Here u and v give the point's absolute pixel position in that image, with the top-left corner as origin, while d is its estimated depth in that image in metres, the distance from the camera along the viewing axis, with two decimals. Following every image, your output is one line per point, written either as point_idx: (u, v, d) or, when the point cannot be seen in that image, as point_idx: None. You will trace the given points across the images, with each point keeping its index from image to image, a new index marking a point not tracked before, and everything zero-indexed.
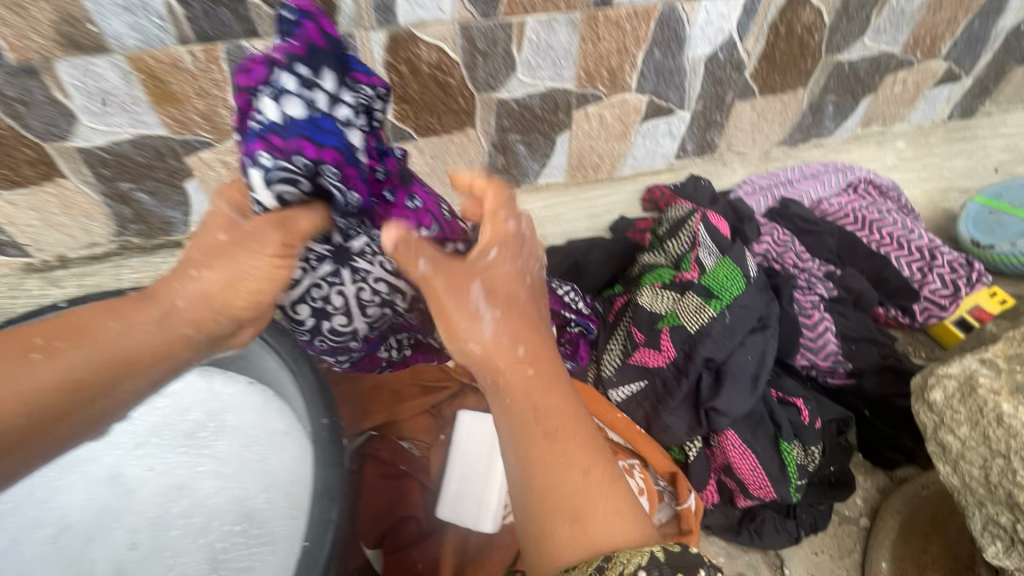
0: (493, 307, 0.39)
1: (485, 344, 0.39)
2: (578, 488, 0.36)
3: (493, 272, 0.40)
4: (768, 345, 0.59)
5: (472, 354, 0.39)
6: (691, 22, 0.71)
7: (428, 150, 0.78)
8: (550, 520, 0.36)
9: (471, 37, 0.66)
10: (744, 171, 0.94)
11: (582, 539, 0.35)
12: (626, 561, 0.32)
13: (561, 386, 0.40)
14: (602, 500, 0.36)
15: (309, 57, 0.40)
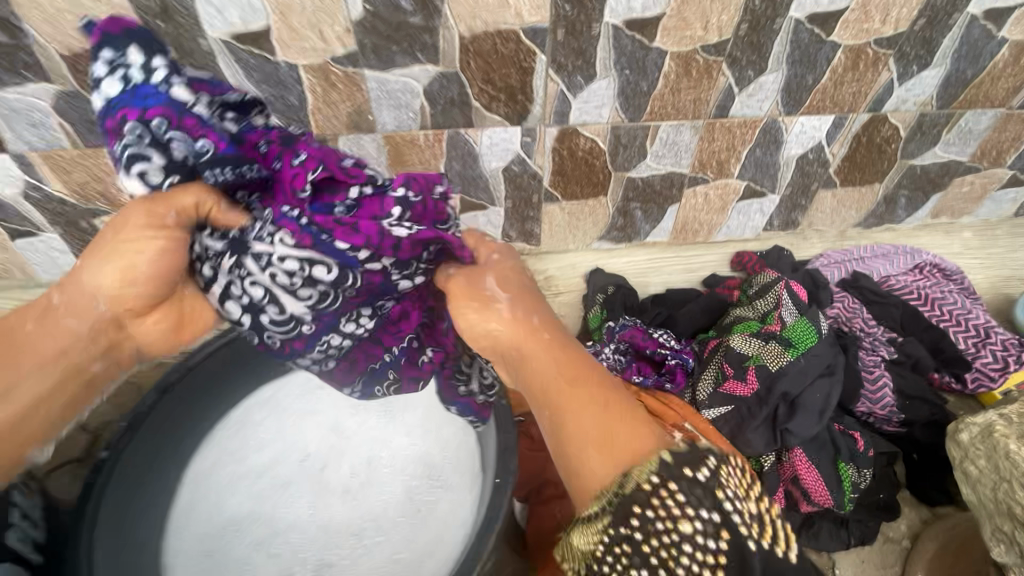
0: (504, 297, 0.62)
1: (508, 331, 0.59)
2: (594, 419, 0.52)
3: (489, 270, 0.64)
4: (833, 387, 0.76)
5: (495, 331, 0.59)
6: (789, 131, 0.91)
7: (568, 210, 1.01)
8: (584, 446, 0.51)
9: (618, 134, 0.89)
10: (821, 245, 1.12)
11: (603, 451, 0.51)
12: (640, 470, 0.49)
13: (560, 353, 0.58)
14: (614, 427, 0.52)
15: (111, 42, 0.51)
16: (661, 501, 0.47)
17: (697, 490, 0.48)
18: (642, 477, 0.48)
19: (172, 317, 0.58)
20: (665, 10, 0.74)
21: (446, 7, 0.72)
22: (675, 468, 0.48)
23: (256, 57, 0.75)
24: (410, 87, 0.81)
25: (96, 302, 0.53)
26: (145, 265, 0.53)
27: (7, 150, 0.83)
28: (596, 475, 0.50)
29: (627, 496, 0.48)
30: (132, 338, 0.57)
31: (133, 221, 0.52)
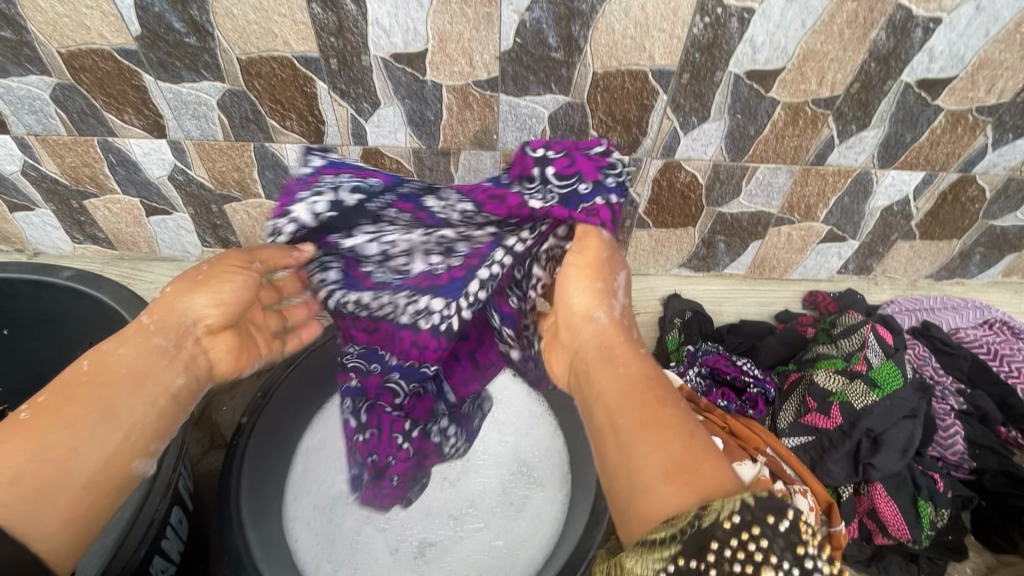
0: (600, 283, 0.56)
1: (600, 327, 0.53)
2: (666, 428, 0.41)
3: (587, 248, 0.56)
4: (915, 429, 0.81)
5: (599, 320, 0.54)
6: (880, 182, 0.96)
7: (656, 236, 1.07)
8: (653, 467, 0.39)
9: (718, 171, 0.95)
10: (892, 292, 1.16)
11: (678, 477, 0.38)
12: (721, 503, 0.36)
13: (645, 360, 0.50)
14: (692, 448, 0.40)
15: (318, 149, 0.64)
16: (742, 548, 0.34)
17: (782, 539, 0.34)
18: (720, 514, 0.35)
19: (235, 339, 0.58)
20: (786, 65, 0.80)
21: (588, 46, 0.79)
22: (762, 512, 0.35)
23: (407, 74, 0.83)
24: (537, 112, 0.87)
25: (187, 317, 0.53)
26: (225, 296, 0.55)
27: (167, 137, 0.92)
28: (662, 500, 0.38)
29: (700, 530, 0.35)
30: (207, 358, 0.55)
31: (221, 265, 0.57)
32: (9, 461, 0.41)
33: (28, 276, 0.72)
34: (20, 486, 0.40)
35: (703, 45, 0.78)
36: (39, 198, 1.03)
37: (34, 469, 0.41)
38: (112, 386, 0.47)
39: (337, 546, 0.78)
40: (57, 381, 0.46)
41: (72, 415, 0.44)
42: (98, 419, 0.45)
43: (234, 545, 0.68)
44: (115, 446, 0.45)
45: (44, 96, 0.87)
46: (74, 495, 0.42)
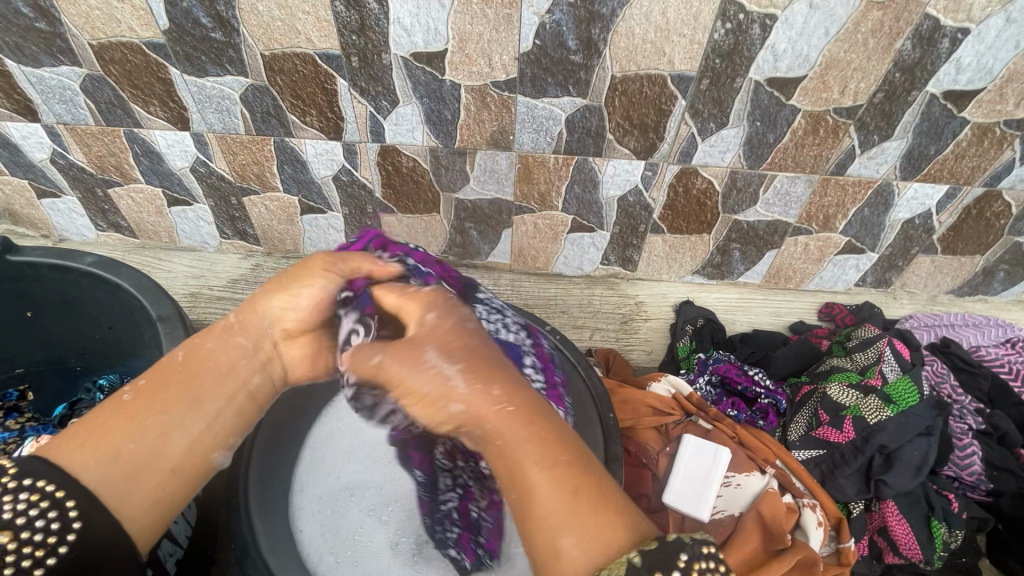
0: (457, 364, 0.51)
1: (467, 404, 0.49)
2: (567, 501, 0.45)
3: (439, 335, 0.54)
4: (930, 448, 0.79)
5: (457, 413, 0.50)
6: (901, 195, 0.95)
7: (670, 242, 1.06)
8: (550, 542, 0.45)
9: (735, 178, 0.94)
10: (912, 306, 1.14)
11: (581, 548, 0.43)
12: (617, 562, 0.42)
13: (548, 431, 0.49)
14: (588, 515, 0.45)
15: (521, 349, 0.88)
16: None
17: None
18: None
19: (311, 345, 0.60)
20: (808, 73, 0.79)
21: (608, 49, 0.79)
22: (650, 568, 0.42)
23: (427, 73, 0.83)
24: (554, 114, 0.87)
25: (255, 326, 0.57)
26: (307, 300, 0.58)
27: (190, 129, 0.94)
28: (570, 565, 0.43)
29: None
30: (281, 360, 0.59)
31: (303, 270, 0.60)
32: (113, 438, 0.48)
33: (51, 260, 0.73)
34: (120, 469, 0.48)
35: (724, 51, 0.77)
36: (66, 185, 1.06)
37: (131, 450, 0.48)
38: (198, 380, 0.53)
39: (339, 539, 0.78)
40: (159, 366, 0.53)
41: (166, 401, 0.51)
42: (186, 409, 0.51)
43: (241, 534, 0.70)
44: (194, 440, 0.51)
45: (75, 86, 0.89)
46: (159, 483, 0.49)
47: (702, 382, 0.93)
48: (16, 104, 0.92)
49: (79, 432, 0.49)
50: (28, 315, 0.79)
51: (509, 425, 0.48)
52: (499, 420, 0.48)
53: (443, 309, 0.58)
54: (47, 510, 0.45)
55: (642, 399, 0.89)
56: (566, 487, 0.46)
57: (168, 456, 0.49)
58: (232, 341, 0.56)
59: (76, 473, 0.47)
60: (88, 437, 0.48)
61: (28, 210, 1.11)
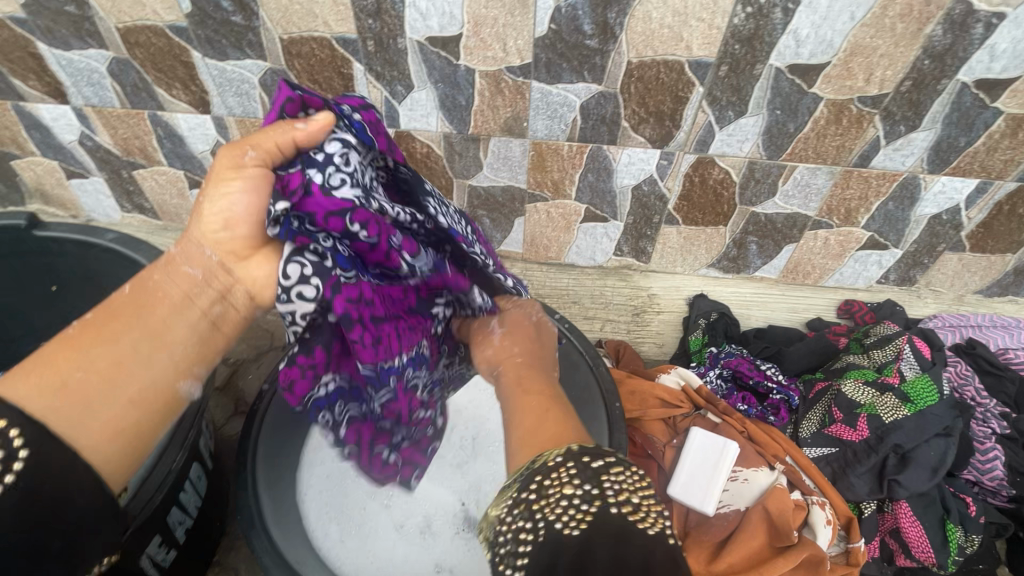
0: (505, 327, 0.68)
1: (491, 350, 0.66)
2: (540, 420, 0.53)
3: (510, 316, 0.69)
4: (948, 449, 0.78)
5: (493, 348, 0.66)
6: (928, 189, 0.91)
7: (685, 234, 1.05)
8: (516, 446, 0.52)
9: (753, 169, 0.92)
10: (936, 306, 1.10)
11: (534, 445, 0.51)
12: (550, 453, 0.47)
13: (530, 373, 0.62)
14: (551, 421, 0.53)
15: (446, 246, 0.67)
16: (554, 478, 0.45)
17: (590, 471, 0.45)
18: (547, 458, 0.47)
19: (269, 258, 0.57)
20: (832, 59, 0.77)
21: (624, 34, 0.77)
22: (580, 455, 0.46)
23: (441, 58, 0.83)
24: (569, 101, 0.86)
25: (203, 258, 0.55)
26: (242, 206, 0.54)
27: (211, 112, 0.96)
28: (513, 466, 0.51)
29: (531, 468, 0.47)
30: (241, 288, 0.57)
31: (220, 169, 0.54)
32: (61, 375, 0.47)
33: (75, 236, 0.76)
34: (71, 407, 0.46)
35: (743, 36, 0.76)
36: (93, 166, 1.09)
37: (82, 382, 0.47)
38: (144, 318, 0.52)
39: (347, 518, 0.80)
40: (103, 308, 0.51)
41: (114, 332, 0.50)
42: (139, 342, 0.51)
43: (246, 505, 0.71)
44: (149, 374, 0.51)
45: (102, 69, 0.91)
46: (119, 408, 0.48)
47: (713, 375, 0.91)
48: (47, 86, 0.95)
49: (26, 371, 0.46)
50: (53, 289, 0.82)
51: (517, 375, 0.62)
52: (511, 367, 0.63)
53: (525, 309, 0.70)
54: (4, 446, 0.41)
55: (650, 391, 0.88)
56: (538, 405, 0.56)
57: (111, 402, 0.48)
58: (178, 283, 0.55)
59: (21, 404, 0.44)
60: (31, 377, 0.46)
61: (57, 191, 1.15)
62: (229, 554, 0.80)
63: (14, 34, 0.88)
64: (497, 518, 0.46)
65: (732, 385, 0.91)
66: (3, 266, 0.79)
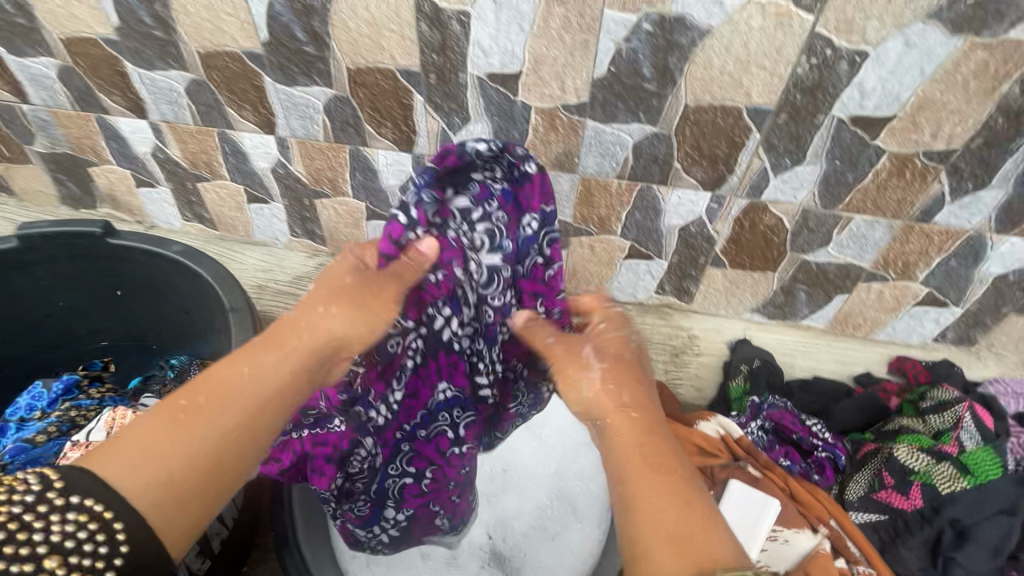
0: (601, 362, 0.69)
1: (593, 393, 0.67)
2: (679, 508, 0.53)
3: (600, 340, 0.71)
4: (1011, 528, 0.74)
5: (587, 398, 0.67)
6: (994, 248, 0.87)
7: (730, 276, 1.03)
8: (660, 525, 0.52)
9: (807, 217, 0.90)
10: (997, 369, 1.04)
11: (673, 547, 0.50)
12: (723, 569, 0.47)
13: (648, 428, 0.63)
14: (692, 520, 0.52)
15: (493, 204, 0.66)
16: None
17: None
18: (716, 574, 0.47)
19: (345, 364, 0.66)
20: (898, 113, 0.75)
21: (683, 78, 0.78)
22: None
23: (499, 93, 0.85)
24: (622, 140, 0.87)
25: (297, 347, 0.61)
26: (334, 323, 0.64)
27: (275, 133, 1.00)
28: (662, 557, 0.50)
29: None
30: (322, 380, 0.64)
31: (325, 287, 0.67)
32: (162, 460, 0.50)
33: (144, 246, 0.80)
34: (162, 486, 0.50)
35: (806, 86, 0.75)
36: (161, 176, 1.15)
37: (181, 471, 0.51)
38: (231, 390, 0.56)
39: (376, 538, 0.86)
40: (210, 384, 0.56)
41: (187, 423, 0.53)
42: (235, 428, 0.55)
43: (280, 522, 0.75)
44: (237, 452, 0.55)
45: (179, 89, 0.97)
46: (176, 480, 0.51)
47: (754, 426, 0.88)
48: (128, 101, 1.02)
49: (126, 449, 0.50)
50: (118, 293, 0.87)
51: (629, 427, 0.62)
52: (622, 423, 0.63)
53: (612, 321, 0.73)
54: (96, 532, 0.46)
55: (687, 438, 0.86)
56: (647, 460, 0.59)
57: (198, 454, 0.52)
58: (295, 350, 0.61)
59: (117, 480, 0.48)
60: (130, 450, 0.50)
61: (127, 198, 1.22)
62: (258, 567, 0.82)
63: (105, 53, 0.95)
64: None
65: (774, 438, 0.88)
66: (75, 268, 0.84)
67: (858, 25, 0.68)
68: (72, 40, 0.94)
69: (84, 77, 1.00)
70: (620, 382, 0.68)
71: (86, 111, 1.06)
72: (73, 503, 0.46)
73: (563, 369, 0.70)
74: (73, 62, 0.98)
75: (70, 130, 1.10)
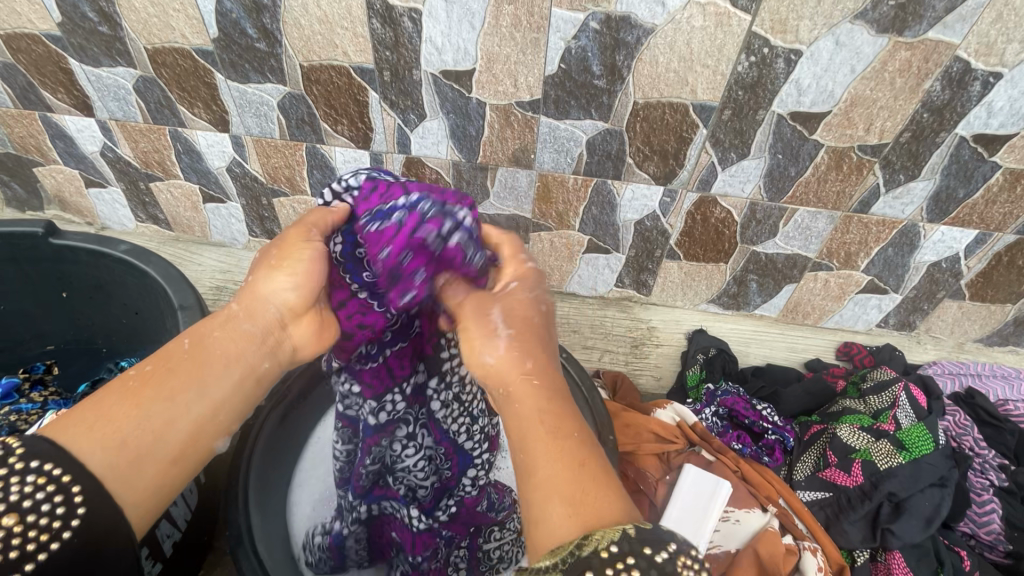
0: (509, 330, 0.50)
1: (501, 364, 0.48)
2: (574, 471, 0.42)
3: (512, 301, 0.53)
4: (944, 499, 0.78)
5: (487, 366, 0.48)
6: (927, 237, 0.93)
7: (686, 269, 1.06)
8: (542, 498, 0.41)
9: (755, 210, 0.94)
10: (937, 352, 1.09)
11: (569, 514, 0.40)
12: (601, 535, 0.38)
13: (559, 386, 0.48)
14: (588, 479, 0.41)
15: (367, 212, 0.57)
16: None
17: (656, 570, 0.36)
18: (600, 544, 0.37)
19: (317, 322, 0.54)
20: (833, 108, 0.79)
21: (631, 76, 0.80)
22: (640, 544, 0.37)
23: (454, 90, 0.86)
24: (576, 136, 0.89)
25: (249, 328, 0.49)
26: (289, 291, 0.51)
27: (229, 131, 0.99)
28: (551, 527, 0.40)
29: (578, 560, 0.37)
30: (289, 344, 0.52)
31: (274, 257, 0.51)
32: (119, 423, 0.42)
33: (91, 245, 0.78)
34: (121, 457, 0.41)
35: (747, 83, 0.78)
36: (112, 176, 1.12)
37: (136, 435, 0.42)
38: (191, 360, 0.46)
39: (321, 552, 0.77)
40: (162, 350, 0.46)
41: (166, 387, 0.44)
42: (194, 394, 0.45)
43: (236, 521, 0.70)
44: (200, 422, 0.45)
45: (128, 86, 0.95)
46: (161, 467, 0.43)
47: (709, 413, 0.92)
48: (74, 99, 0.99)
49: (81, 414, 0.42)
50: (63, 296, 0.85)
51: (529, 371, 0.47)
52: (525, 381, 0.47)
53: (528, 283, 0.55)
54: (52, 494, 0.38)
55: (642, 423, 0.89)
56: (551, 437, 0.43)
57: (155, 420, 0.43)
58: (229, 320, 0.49)
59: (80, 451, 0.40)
60: (91, 417, 0.42)
61: (76, 198, 1.18)
62: (216, 569, 0.81)
63: (47, 49, 0.92)
64: None
65: (727, 424, 0.92)
66: (16, 271, 0.81)
67: (791, 25, 0.72)
68: (11, 35, 0.92)
69: (27, 75, 0.97)
70: (534, 346, 0.49)
71: (29, 109, 1.02)
72: (32, 466, 0.39)
73: (463, 347, 0.51)
74: (14, 58, 0.95)
75: (14, 130, 1.07)
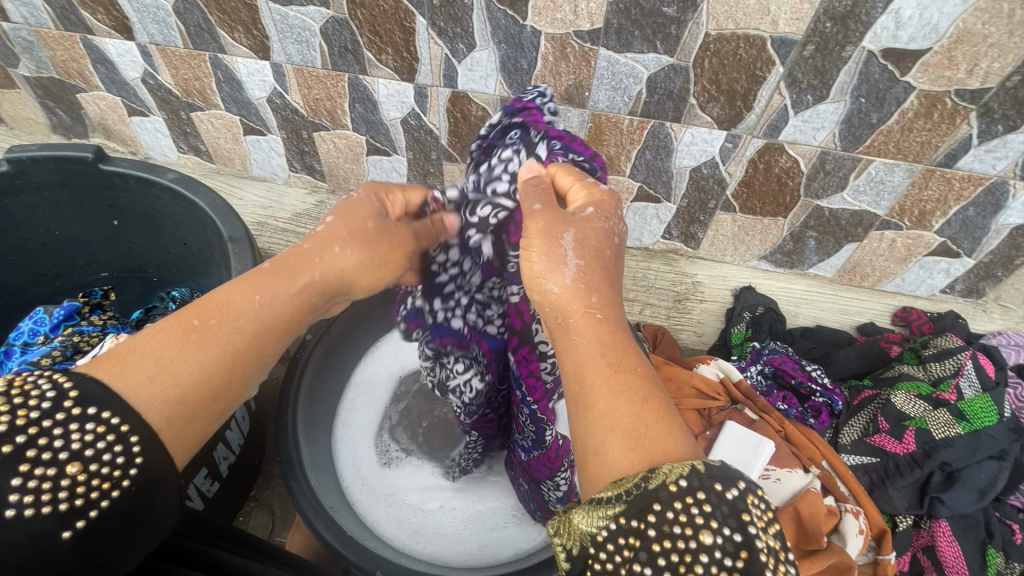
0: (580, 258, 0.46)
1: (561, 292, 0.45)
2: (633, 402, 0.39)
3: (586, 229, 0.47)
4: (1000, 472, 0.77)
5: (550, 296, 0.46)
6: (1016, 197, 0.84)
7: (740, 222, 1.01)
8: (616, 428, 0.38)
9: (825, 160, 0.87)
10: (1003, 322, 1.03)
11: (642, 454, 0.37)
12: (671, 468, 0.35)
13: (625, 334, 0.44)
14: (660, 417, 0.38)
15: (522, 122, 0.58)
16: (684, 511, 0.33)
17: (728, 507, 0.33)
18: (668, 477, 0.34)
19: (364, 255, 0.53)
20: (934, 45, 0.70)
21: (705, 4, 0.72)
22: (709, 480, 0.34)
23: (508, 17, 0.80)
24: (636, 72, 0.82)
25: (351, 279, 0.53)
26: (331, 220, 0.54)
27: (270, 59, 0.95)
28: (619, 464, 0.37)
29: (647, 494, 0.34)
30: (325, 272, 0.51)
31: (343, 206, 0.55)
32: (161, 351, 0.41)
33: (139, 173, 0.78)
34: (159, 380, 0.40)
35: (838, 13, 0.69)
36: (153, 105, 1.11)
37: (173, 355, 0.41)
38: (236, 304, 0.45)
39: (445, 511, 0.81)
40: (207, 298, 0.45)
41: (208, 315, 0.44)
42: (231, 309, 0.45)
43: (286, 449, 0.70)
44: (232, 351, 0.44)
45: (167, 7, 0.91)
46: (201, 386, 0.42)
47: (756, 370, 0.91)
48: (114, 20, 0.96)
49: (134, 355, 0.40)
50: (114, 223, 0.86)
51: (589, 323, 0.44)
52: (585, 322, 0.44)
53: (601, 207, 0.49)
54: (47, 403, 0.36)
55: (683, 378, 0.88)
56: (634, 383, 0.40)
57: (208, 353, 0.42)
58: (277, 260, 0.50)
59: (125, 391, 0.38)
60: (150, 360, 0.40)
61: (119, 127, 1.18)
62: (264, 490, 0.86)
63: None
64: (592, 536, 0.35)
65: (774, 383, 0.90)
66: (68, 196, 0.82)
67: None
68: None
69: None
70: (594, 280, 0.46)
71: (70, 30, 1.00)
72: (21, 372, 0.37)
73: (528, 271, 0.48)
74: None
75: (55, 52, 1.05)
